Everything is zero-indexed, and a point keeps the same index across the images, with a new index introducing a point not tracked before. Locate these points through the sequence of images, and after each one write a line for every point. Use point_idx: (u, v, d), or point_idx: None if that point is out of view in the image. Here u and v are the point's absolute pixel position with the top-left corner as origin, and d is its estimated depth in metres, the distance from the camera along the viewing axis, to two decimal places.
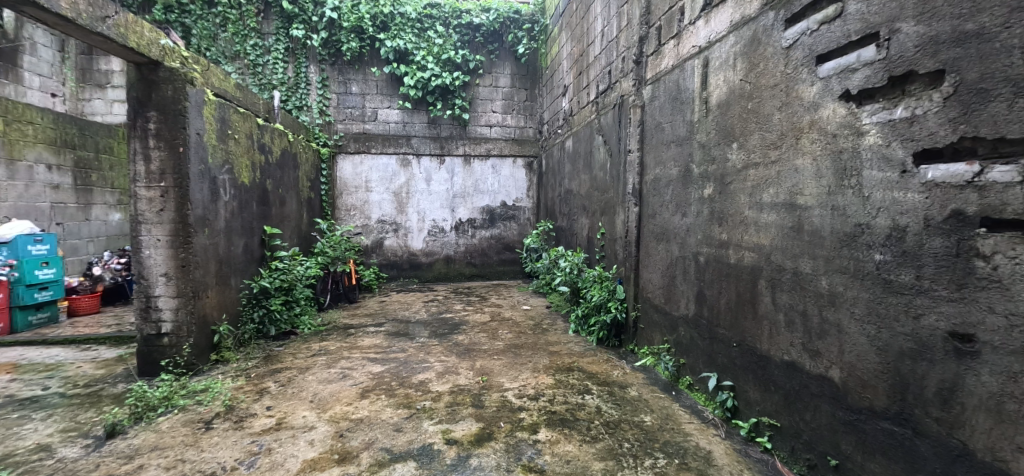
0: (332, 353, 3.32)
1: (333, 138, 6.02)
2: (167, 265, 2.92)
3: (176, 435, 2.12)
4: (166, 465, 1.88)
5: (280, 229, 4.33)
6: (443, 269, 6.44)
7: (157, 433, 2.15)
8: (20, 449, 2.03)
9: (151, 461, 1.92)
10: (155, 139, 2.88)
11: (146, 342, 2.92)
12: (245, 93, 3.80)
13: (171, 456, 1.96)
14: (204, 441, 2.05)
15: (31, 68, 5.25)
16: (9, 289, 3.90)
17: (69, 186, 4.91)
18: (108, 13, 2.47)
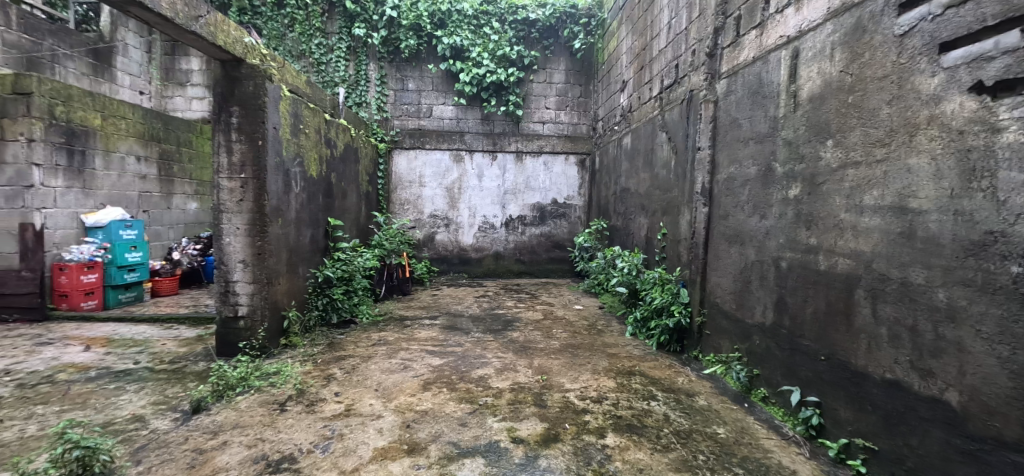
0: (391, 343, 3.40)
1: (389, 134, 6.16)
2: (244, 252, 3.08)
3: (255, 415, 2.23)
4: (248, 443, 1.98)
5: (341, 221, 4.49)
6: (492, 265, 6.46)
7: (237, 411, 2.26)
8: (118, 418, 2.19)
9: (234, 438, 2.02)
10: (237, 132, 3.04)
11: (224, 325, 3.09)
12: (315, 90, 3.96)
13: (251, 434, 2.05)
14: (281, 423, 2.14)
15: (124, 68, 5.86)
16: (104, 269, 4.38)
17: (154, 176, 5.29)
18: (201, 13, 2.62)
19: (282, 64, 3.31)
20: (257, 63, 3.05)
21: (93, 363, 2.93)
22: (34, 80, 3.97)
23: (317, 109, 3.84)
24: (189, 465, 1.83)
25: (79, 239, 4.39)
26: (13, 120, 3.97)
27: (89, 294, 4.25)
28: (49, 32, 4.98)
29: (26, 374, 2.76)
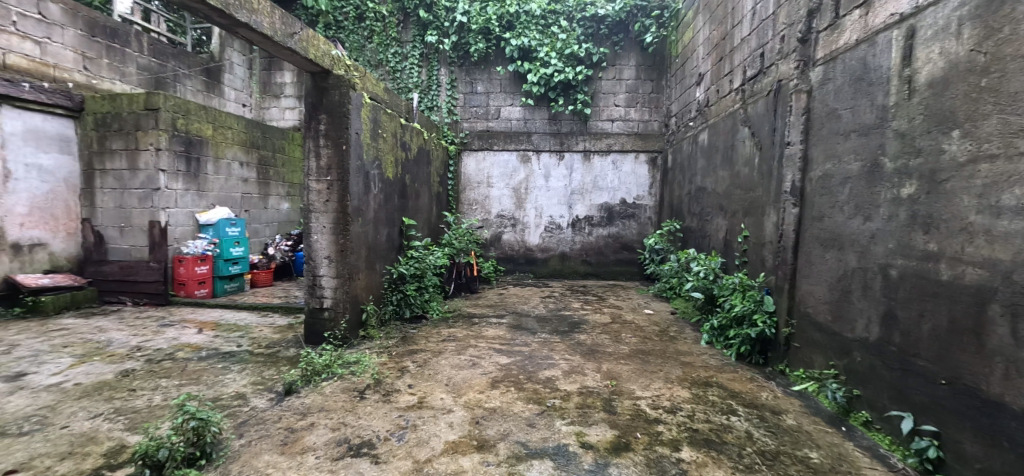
0: (459, 340, 3.66)
1: (458, 136, 6.30)
2: (329, 249, 3.38)
3: (338, 400, 2.60)
4: (333, 426, 2.32)
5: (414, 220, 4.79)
6: (557, 266, 6.40)
7: (323, 395, 2.66)
8: (226, 394, 2.69)
9: (320, 421, 2.38)
10: (324, 138, 3.34)
11: (312, 314, 3.43)
12: (390, 98, 4.43)
13: (335, 418, 2.41)
14: (361, 409, 2.49)
15: (230, 84, 6.60)
16: (213, 262, 4.99)
17: (254, 179, 5.83)
18: (295, 30, 2.96)
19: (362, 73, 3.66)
20: (341, 73, 3.34)
21: (203, 344, 3.68)
22: (159, 97, 4.57)
23: (393, 114, 4.12)
24: (283, 443, 2.19)
25: (193, 235, 5.01)
26: (145, 132, 4.60)
27: (202, 283, 4.87)
28: (173, 55, 5.82)
29: (154, 351, 3.56)
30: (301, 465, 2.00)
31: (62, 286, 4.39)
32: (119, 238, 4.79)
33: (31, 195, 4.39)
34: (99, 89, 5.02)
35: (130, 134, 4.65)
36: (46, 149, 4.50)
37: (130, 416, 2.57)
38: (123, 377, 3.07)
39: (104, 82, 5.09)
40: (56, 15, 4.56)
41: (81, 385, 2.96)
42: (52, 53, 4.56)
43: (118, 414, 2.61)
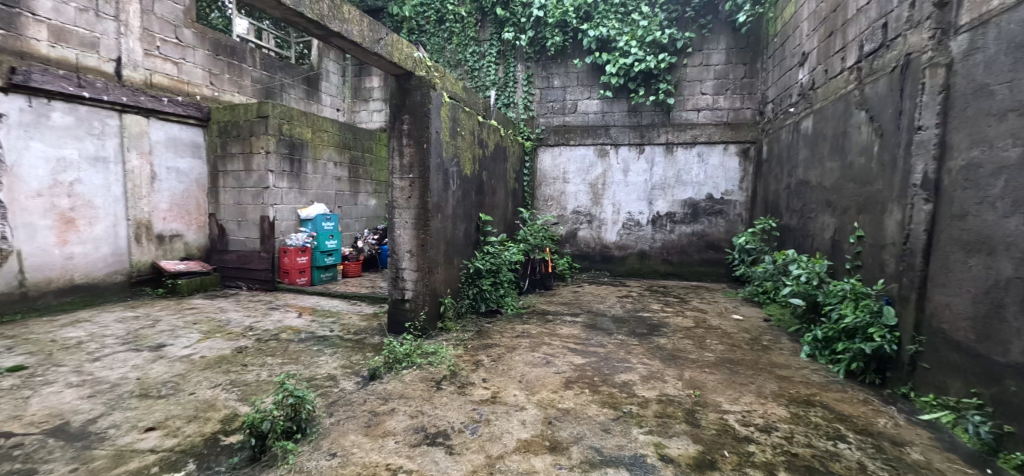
0: (533, 337, 3.76)
1: (535, 132, 6.25)
2: (411, 243, 3.81)
3: (415, 388, 2.84)
4: (411, 413, 2.53)
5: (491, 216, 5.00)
6: (636, 265, 6.13)
7: (402, 382, 2.94)
8: (318, 375, 3.10)
9: (399, 407, 2.62)
10: (407, 138, 3.78)
11: (395, 305, 3.88)
12: (470, 95, 4.65)
13: (414, 406, 2.63)
14: (437, 400, 2.68)
15: (326, 90, 7.12)
16: (311, 253, 5.40)
17: (346, 178, 6.24)
18: (381, 36, 3.39)
19: (443, 74, 4.06)
20: (423, 74, 3.75)
21: (302, 327, 4.16)
22: (269, 106, 5.08)
23: (471, 112, 4.37)
24: (367, 424, 2.45)
25: (296, 229, 5.49)
26: (258, 137, 5.13)
27: (302, 272, 5.31)
28: (280, 67, 6.36)
29: (262, 332, 4.06)
30: (382, 448, 2.21)
31: (194, 271, 5.13)
32: (237, 231, 5.42)
33: (171, 194, 5.16)
34: (223, 102, 5.68)
35: (245, 140, 5.21)
36: (181, 154, 5.24)
37: (242, 388, 2.98)
38: (238, 353, 3.55)
39: (227, 94, 5.73)
40: (189, 39, 5.25)
41: (206, 359, 3.46)
42: (187, 71, 5.25)
43: (234, 385, 3.02)
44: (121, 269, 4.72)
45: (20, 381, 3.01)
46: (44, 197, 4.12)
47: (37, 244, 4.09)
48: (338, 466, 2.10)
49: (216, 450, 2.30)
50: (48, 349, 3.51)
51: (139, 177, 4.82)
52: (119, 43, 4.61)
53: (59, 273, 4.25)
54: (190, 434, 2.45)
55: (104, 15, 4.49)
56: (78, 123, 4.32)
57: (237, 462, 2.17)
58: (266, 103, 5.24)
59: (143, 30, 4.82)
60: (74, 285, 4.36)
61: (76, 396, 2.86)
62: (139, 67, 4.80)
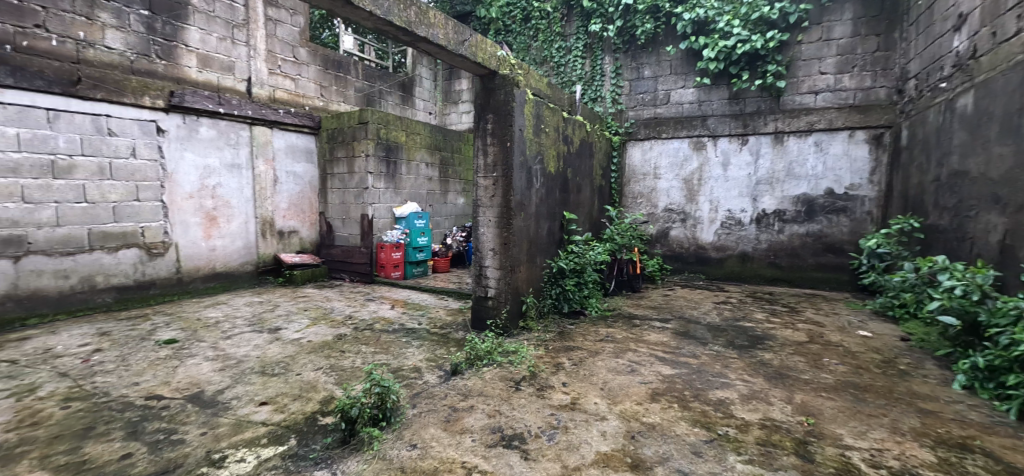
0: (618, 342, 3.57)
1: (623, 126, 5.95)
2: (494, 242, 3.87)
3: (495, 387, 2.84)
4: (490, 412, 2.52)
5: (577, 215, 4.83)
6: (736, 268, 5.55)
7: (483, 380, 2.96)
8: (406, 366, 3.23)
9: (479, 404, 2.63)
10: (491, 137, 3.83)
11: (478, 302, 3.95)
12: (555, 91, 4.51)
13: (492, 405, 2.62)
14: (516, 400, 2.64)
15: (420, 95, 7.41)
16: (404, 249, 5.63)
17: (436, 177, 6.43)
18: (465, 37, 3.48)
19: (527, 71, 4.00)
20: (506, 73, 3.78)
21: (394, 319, 4.36)
22: (368, 112, 5.37)
23: (555, 108, 4.27)
24: (447, 419, 2.49)
25: (390, 226, 5.75)
26: (359, 142, 5.46)
27: (396, 267, 5.58)
28: (379, 76, 6.74)
29: (359, 321, 4.31)
30: (459, 445, 2.23)
31: (307, 263, 5.60)
32: (341, 228, 5.81)
33: (289, 195, 5.68)
34: (331, 110, 6.14)
35: (349, 145, 5.57)
36: (297, 160, 5.74)
37: (340, 373, 3.16)
38: (338, 339, 3.79)
39: (334, 103, 6.17)
40: (304, 57, 5.72)
41: (312, 343, 3.74)
42: (302, 86, 5.75)
43: (334, 369, 3.22)
44: (250, 260, 5.32)
45: (172, 352, 3.49)
46: (195, 198, 4.78)
47: (189, 238, 4.75)
48: (418, 458, 2.15)
49: (314, 429, 2.46)
50: (194, 325, 4.04)
51: (265, 180, 5.38)
52: (249, 65, 5.20)
53: (205, 263, 4.89)
54: (295, 411, 2.66)
55: (238, 42, 5.09)
56: (220, 135, 4.94)
57: (330, 443, 2.31)
58: (366, 109, 5.54)
59: (267, 52, 5.36)
60: (214, 272, 4.98)
61: (211, 368, 3.24)
62: (265, 85, 5.35)
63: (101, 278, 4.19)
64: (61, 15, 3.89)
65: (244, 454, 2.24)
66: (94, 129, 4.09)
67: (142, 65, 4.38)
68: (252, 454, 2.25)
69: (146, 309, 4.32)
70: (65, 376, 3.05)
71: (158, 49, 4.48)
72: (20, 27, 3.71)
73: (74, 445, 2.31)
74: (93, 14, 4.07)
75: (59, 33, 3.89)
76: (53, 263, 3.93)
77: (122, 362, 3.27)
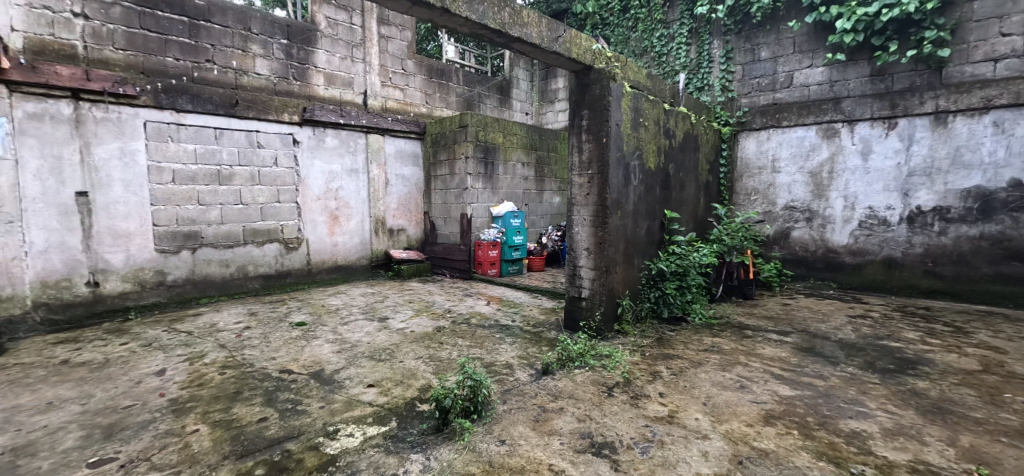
0: (725, 354, 3.36)
1: (735, 116, 5.37)
2: (589, 241, 3.75)
3: (586, 390, 2.82)
4: (580, 416, 2.53)
5: (679, 214, 4.47)
6: (878, 277, 4.69)
7: (574, 382, 2.94)
8: (498, 362, 3.28)
9: (569, 407, 2.63)
10: (587, 133, 3.73)
11: (571, 302, 3.88)
12: (655, 82, 4.22)
13: (583, 409, 2.61)
14: (607, 406, 2.62)
15: (517, 97, 7.51)
16: (500, 248, 5.76)
17: (532, 176, 6.45)
18: (559, 33, 3.42)
19: (624, 64, 3.81)
20: (602, 66, 3.65)
21: (489, 314, 4.46)
22: (468, 116, 5.56)
23: (656, 100, 4.00)
24: (536, 418, 2.52)
25: (488, 225, 5.90)
26: (460, 144, 5.66)
27: (493, 264, 5.72)
28: (478, 81, 6.95)
29: (457, 315, 4.48)
30: (547, 446, 2.26)
31: (413, 259, 5.98)
32: (443, 227, 6.10)
33: (398, 196, 6.11)
34: (435, 116, 6.48)
35: (451, 148, 5.81)
36: (406, 164, 6.15)
37: (438, 363, 3.31)
38: (437, 331, 3.98)
39: (438, 109, 6.51)
40: (411, 68, 6.11)
41: (415, 333, 3.97)
42: (409, 95, 6.16)
43: (432, 359, 3.38)
44: (365, 254, 5.84)
45: (301, 333, 3.96)
46: (322, 200, 5.38)
47: (316, 234, 5.36)
48: (506, 454, 2.20)
49: (412, 414, 2.60)
50: (320, 311, 4.56)
51: (378, 183, 5.86)
52: (365, 80, 5.70)
53: (329, 257, 5.48)
54: (397, 395, 2.84)
55: (356, 60, 5.60)
56: (342, 143, 5.49)
57: (426, 429, 2.43)
58: (467, 113, 5.74)
59: (380, 66, 5.83)
60: (336, 265, 5.55)
61: (330, 349, 3.61)
62: (378, 96, 5.83)
63: (251, 268, 4.90)
64: (224, 50, 4.61)
65: (353, 430, 2.44)
66: (247, 142, 4.78)
67: (283, 87, 5.04)
68: (359, 430, 2.44)
69: (284, 295, 4.96)
70: (222, 347, 3.61)
71: (294, 72, 5.11)
72: (195, 62, 4.46)
73: (226, 405, 2.71)
74: (247, 46, 4.76)
75: (222, 65, 4.61)
76: (218, 253, 4.66)
77: (264, 339, 3.79)
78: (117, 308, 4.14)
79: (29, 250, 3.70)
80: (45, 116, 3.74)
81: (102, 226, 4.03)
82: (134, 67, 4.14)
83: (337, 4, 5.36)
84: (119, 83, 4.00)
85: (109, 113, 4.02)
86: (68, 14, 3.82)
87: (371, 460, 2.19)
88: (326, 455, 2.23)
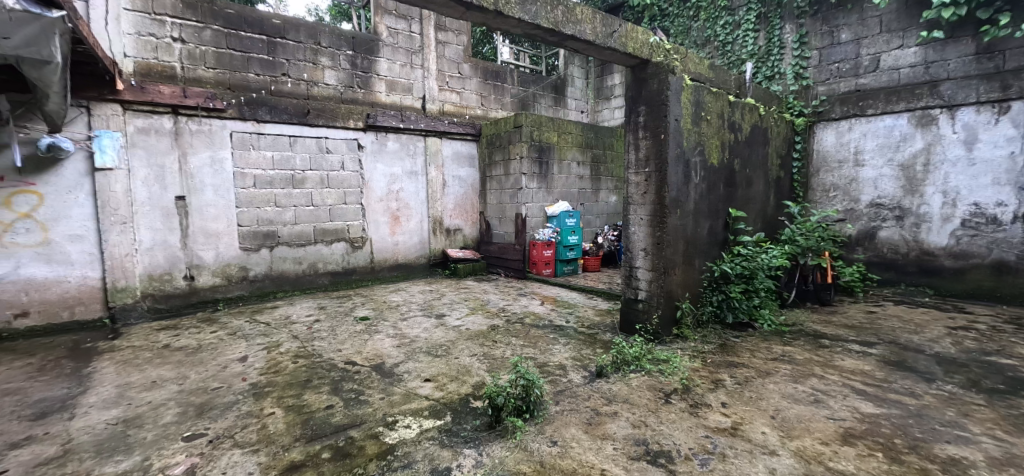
0: (798, 364, 3.11)
1: (810, 105, 4.93)
2: (646, 242, 3.63)
3: (642, 396, 2.74)
4: (635, 422, 2.46)
5: (746, 213, 4.20)
6: (987, 283, 4.10)
7: (629, 386, 2.86)
8: (551, 362, 3.27)
9: (623, 412, 2.56)
10: (644, 130, 3.61)
11: (627, 304, 3.78)
12: (718, 73, 3.99)
13: (638, 414, 2.54)
14: (664, 414, 2.53)
15: (572, 95, 7.43)
16: (555, 247, 5.70)
17: (588, 175, 6.36)
18: (614, 28, 3.34)
19: (684, 55, 3.64)
20: (660, 60, 3.52)
21: (543, 314, 4.46)
22: (523, 116, 5.58)
23: (719, 93, 3.79)
24: (589, 421, 2.49)
25: (543, 224, 5.89)
26: (515, 145, 5.70)
27: (547, 264, 5.70)
28: (533, 81, 6.95)
29: (511, 314, 4.53)
30: (599, 451, 2.23)
31: (468, 258, 6.12)
32: (498, 226, 6.18)
33: (455, 197, 6.29)
34: (490, 117, 6.58)
35: (506, 148, 5.87)
36: (462, 165, 6.32)
37: (491, 361, 3.37)
38: (491, 330, 4.04)
39: (493, 111, 6.61)
40: (467, 72, 6.26)
41: (469, 331, 4.07)
42: (465, 98, 6.30)
43: (486, 357, 3.44)
44: (424, 253, 6.06)
45: (364, 327, 4.20)
46: (384, 201, 5.67)
47: (379, 234, 5.65)
48: (558, 455, 2.20)
49: (466, 410, 2.67)
50: (382, 307, 4.81)
51: (436, 184, 6.06)
52: (424, 85, 5.91)
53: (391, 255, 5.76)
54: (452, 390, 2.92)
55: (415, 66, 5.84)
56: (402, 147, 5.75)
57: (479, 425, 2.48)
58: (522, 113, 5.76)
59: (438, 71, 6.02)
60: (396, 263, 5.82)
61: (390, 344, 3.79)
62: (436, 100, 6.02)
63: (321, 265, 5.27)
64: (297, 63, 4.99)
65: (410, 422, 2.55)
66: (317, 149, 5.15)
67: (349, 96, 5.37)
68: (416, 422, 2.55)
69: (350, 291, 5.29)
70: (295, 338, 3.91)
71: (358, 81, 5.42)
72: (273, 76, 4.87)
73: (298, 392, 2.94)
74: (317, 59, 5.12)
75: (295, 78, 4.99)
76: (292, 252, 5.07)
77: (332, 332, 4.06)
78: (208, 300, 4.62)
79: (139, 247, 4.24)
80: (152, 130, 4.27)
81: (197, 226, 4.52)
82: (222, 83, 4.61)
83: (398, 13, 5.61)
84: (210, 99, 4.47)
85: (202, 125, 4.50)
86: (168, 39, 4.33)
87: (426, 451, 2.28)
88: (385, 444, 2.35)
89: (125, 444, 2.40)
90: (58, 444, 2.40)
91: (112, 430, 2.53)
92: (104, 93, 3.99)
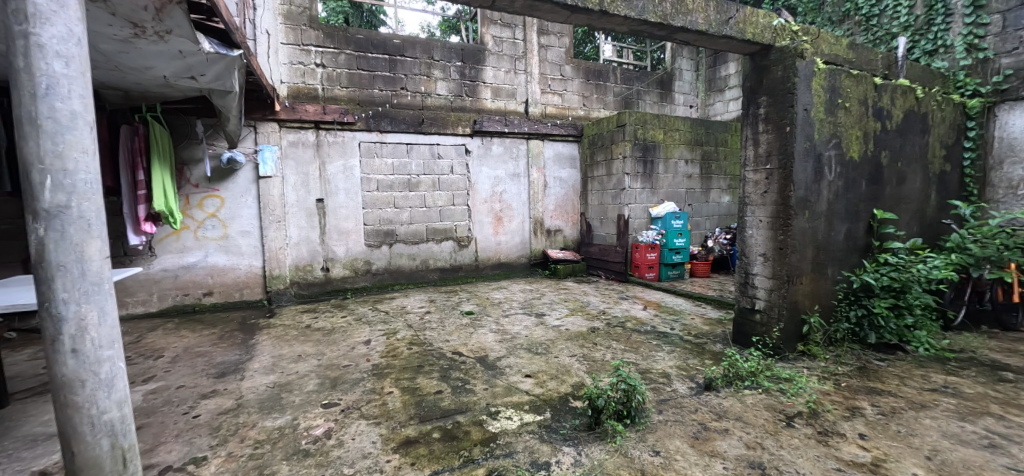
0: (967, 399, 2.58)
1: (988, 83, 4.01)
2: (766, 246, 3.30)
3: (758, 415, 2.50)
4: (749, 443, 2.26)
5: (896, 214, 3.57)
6: None
7: (743, 403, 2.63)
8: (654, 369, 3.15)
9: (736, 431, 2.37)
10: (765, 122, 3.28)
11: (743, 314, 3.48)
12: (859, 52, 3.46)
13: (753, 434, 2.33)
14: (784, 437, 2.29)
15: (680, 89, 7.03)
16: (659, 250, 5.45)
17: (698, 174, 5.96)
18: (731, 14, 3.10)
19: (816, 36, 3.22)
20: (785, 44, 3.17)
21: (646, 320, 4.29)
22: (627, 114, 5.41)
23: (860, 75, 3.28)
24: (696, 435, 2.35)
25: (647, 226, 5.66)
26: (617, 144, 5.56)
27: (651, 268, 5.47)
28: (637, 77, 6.70)
29: (612, 317, 4.44)
30: (708, 468, 2.10)
31: (569, 258, 6.14)
32: (600, 227, 6.09)
33: (556, 198, 6.36)
34: (593, 117, 6.52)
35: (608, 148, 5.75)
36: (563, 166, 6.37)
37: (591, 362, 3.35)
38: (591, 332, 4.01)
39: (595, 110, 6.53)
40: (570, 73, 6.29)
41: (568, 331, 4.09)
42: (568, 99, 6.33)
43: (585, 358, 3.44)
44: (525, 253, 6.24)
45: (470, 321, 4.46)
46: (489, 202, 5.96)
47: (484, 233, 5.96)
48: (661, 466, 2.12)
49: (566, 409, 2.70)
50: (485, 303, 5.06)
51: (538, 186, 6.19)
52: (527, 89, 6.07)
53: (494, 254, 6.04)
54: (552, 388, 2.98)
55: (520, 72, 6.02)
56: (506, 150, 5.98)
57: (578, 425, 2.49)
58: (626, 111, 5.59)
59: (540, 75, 6.14)
60: (499, 262, 6.08)
61: (493, 339, 3.98)
62: (538, 103, 6.15)
63: (432, 261, 5.72)
64: (414, 77, 5.48)
65: (511, 414, 2.66)
66: (430, 154, 5.60)
67: (458, 104, 5.74)
68: (517, 415, 2.65)
69: (457, 286, 5.66)
70: (409, 327, 4.31)
71: (466, 89, 5.77)
72: (393, 90, 5.42)
73: (412, 375, 3.25)
74: (430, 72, 5.56)
75: (412, 90, 5.49)
76: (408, 249, 5.58)
77: (441, 324, 4.38)
78: (341, 289, 5.31)
79: (290, 242, 5.04)
80: (301, 143, 5.04)
81: (333, 225, 5.23)
82: (353, 100, 5.26)
83: (503, 22, 5.84)
84: (344, 114, 5.11)
85: (337, 138, 5.18)
86: (313, 65, 5.06)
87: (527, 443, 2.36)
88: (488, 432, 2.48)
89: (280, 405, 2.88)
90: (233, 399, 2.96)
91: (270, 392, 3.06)
92: (267, 114, 4.80)
